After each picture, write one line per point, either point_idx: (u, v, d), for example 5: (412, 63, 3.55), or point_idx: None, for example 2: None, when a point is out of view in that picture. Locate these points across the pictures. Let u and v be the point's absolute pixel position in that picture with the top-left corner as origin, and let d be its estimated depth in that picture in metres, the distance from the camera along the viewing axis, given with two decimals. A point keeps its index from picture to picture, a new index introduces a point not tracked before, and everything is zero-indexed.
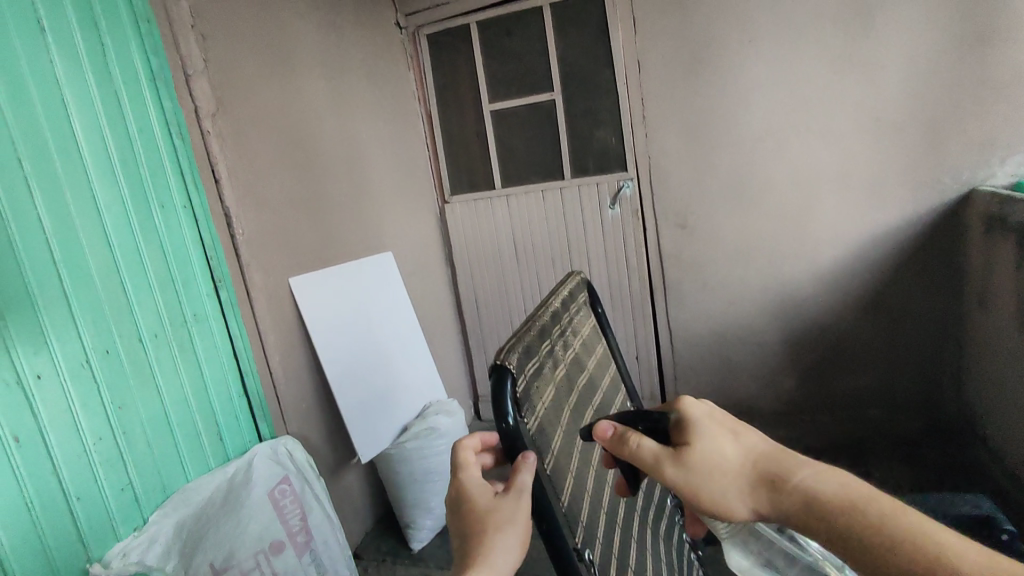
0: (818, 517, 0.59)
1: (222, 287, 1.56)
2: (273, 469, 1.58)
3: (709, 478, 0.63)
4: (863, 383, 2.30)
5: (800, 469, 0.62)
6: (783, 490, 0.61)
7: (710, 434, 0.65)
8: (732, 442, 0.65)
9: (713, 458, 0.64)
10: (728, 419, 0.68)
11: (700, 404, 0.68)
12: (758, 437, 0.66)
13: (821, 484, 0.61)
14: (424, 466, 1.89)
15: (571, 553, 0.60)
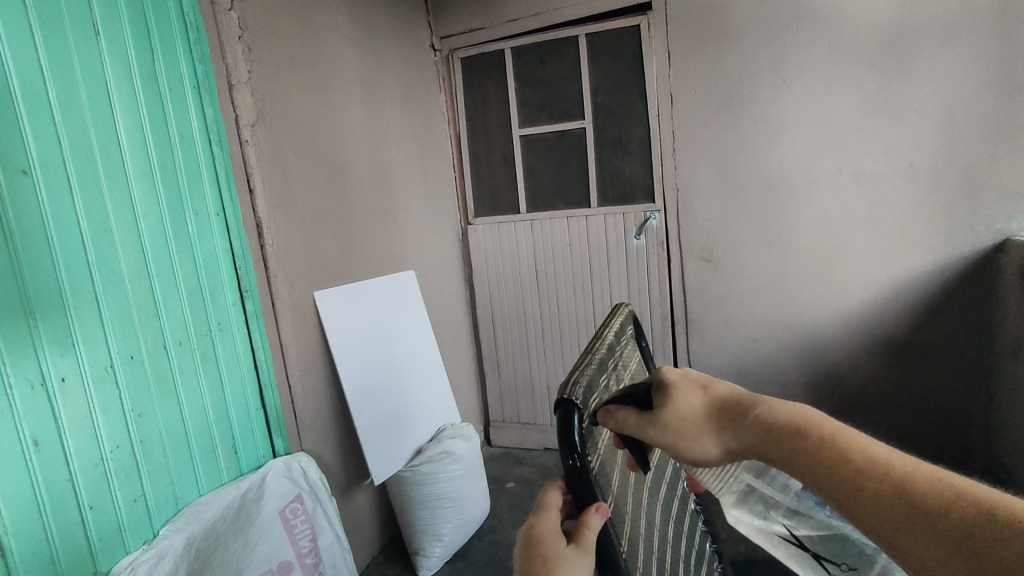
0: (784, 441, 0.52)
1: (248, 297, 1.55)
2: (285, 486, 1.55)
3: (673, 428, 0.58)
4: (887, 430, 2.24)
5: (767, 403, 0.56)
6: (742, 424, 0.56)
7: (676, 387, 0.60)
8: (699, 392, 0.60)
9: (671, 403, 0.59)
10: (700, 375, 0.63)
11: (673, 367, 0.63)
12: (728, 386, 0.61)
13: (791, 411, 0.54)
14: (437, 490, 1.84)
15: None
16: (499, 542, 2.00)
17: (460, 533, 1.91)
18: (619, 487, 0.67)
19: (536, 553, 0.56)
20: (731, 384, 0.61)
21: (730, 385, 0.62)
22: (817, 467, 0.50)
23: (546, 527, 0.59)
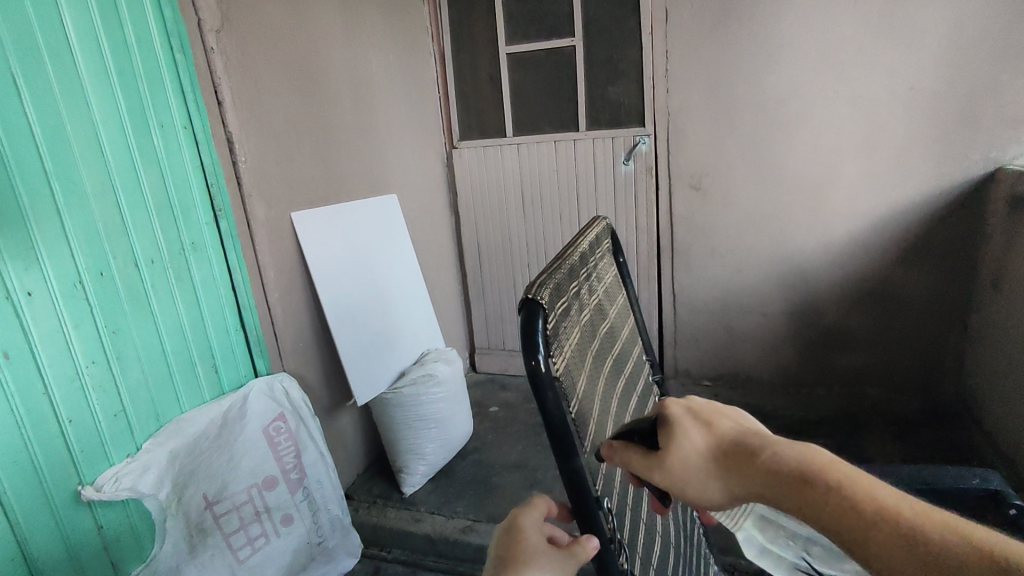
0: (793, 489, 0.46)
1: (222, 216, 1.50)
2: (267, 405, 1.56)
3: (676, 472, 0.52)
4: (862, 359, 2.29)
5: (776, 443, 0.49)
6: (748, 469, 0.49)
7: (678, 425, 0.53)
8: (703, 429, 0.53)
9: (671, 446, 0.52)
10: (707, 406, 0.55)
11: (678, 401, 0.55)
12: (739, 422, 0.53)
13: (799, 453, 0.47)
14: (419, 412, 1.87)
15: (590, 498, 0.58)
16: (481, 462, 2.05)
17: (442, 453, 1.96)
18: (586, 393, 0.66)
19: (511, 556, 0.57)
20: (741, 420, 0.53)
21: (740, 420, 0.54)
22: (833, 520, 0.44)
23: (529, 535, 0.59)
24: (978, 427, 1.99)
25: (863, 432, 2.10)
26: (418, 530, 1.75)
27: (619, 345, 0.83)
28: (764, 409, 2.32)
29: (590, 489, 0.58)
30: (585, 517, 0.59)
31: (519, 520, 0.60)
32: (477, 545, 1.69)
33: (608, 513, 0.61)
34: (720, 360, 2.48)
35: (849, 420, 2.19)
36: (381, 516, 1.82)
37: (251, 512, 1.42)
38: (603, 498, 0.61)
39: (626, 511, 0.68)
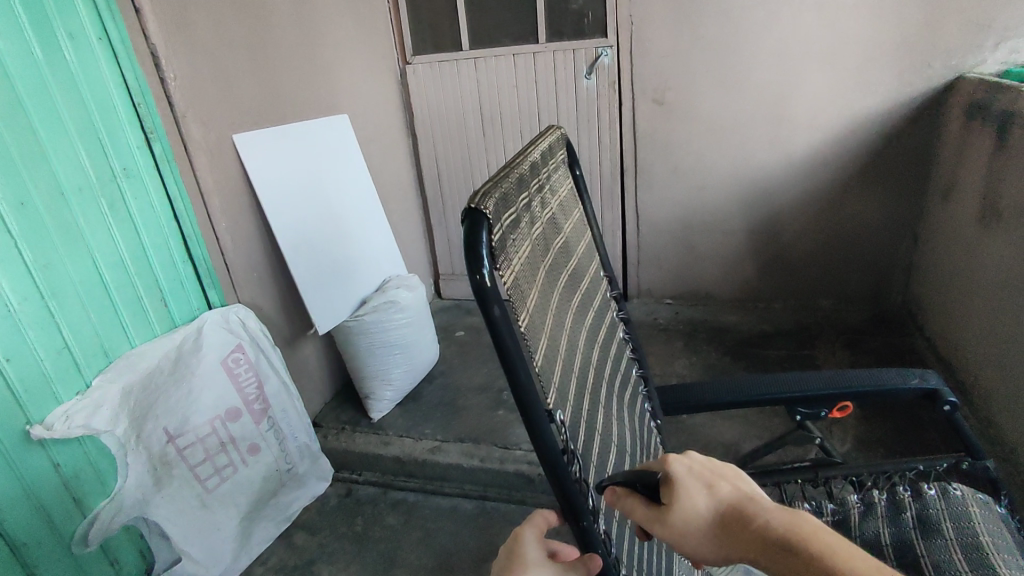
0: (779, 556, 0.53)
1: (154, 139, 1.39)
2: (223, 336, 1.51)
3: (677, 529, 0.58)
4: (817, 273, 2.35)
5: (767, 511, 0.56)
6: (740, 534, 0.56)
7: (681, 483, 0.59)
8: (704, 489, 0.59)
9: (676, 504, 0.58)
10: (709, 466, 0.61)
11: (683, 457, 0.62)
12: (737, 482, 0.60)
13: (787, 523, 0.54)
14: (383, 338, 1.86)
15: (540, 411, 0.57)
16: (448, 385, 2.07)
17: (408, 379, 1.98)
18: (538, 309, 0.64)
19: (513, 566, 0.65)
20: (737, 481, 0.60)
21: (738, 479, 0.60)
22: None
23: (528, 549, 0.66)
24: (921, 333, 2.09)
25: (815, 341, 2.19)
26: (387, 453, 1.78)
27: (575, 261, 0.82)
28: (723, 324, 2.39)
29: (539, 402, 0.57)
30: (534, 432, 0.57)
31: (518, 534, 0.68)
32: (446, 465, 1.73)
33: (561, 425, 0.61)
34: (682, 279, 2.51)
35: (803, 331, 2.27)
36: (350, 441, 1.84)
37: (216, 444, 1.44)
38: (555, 411, 0.60)
39: (581, 422, 0.69)
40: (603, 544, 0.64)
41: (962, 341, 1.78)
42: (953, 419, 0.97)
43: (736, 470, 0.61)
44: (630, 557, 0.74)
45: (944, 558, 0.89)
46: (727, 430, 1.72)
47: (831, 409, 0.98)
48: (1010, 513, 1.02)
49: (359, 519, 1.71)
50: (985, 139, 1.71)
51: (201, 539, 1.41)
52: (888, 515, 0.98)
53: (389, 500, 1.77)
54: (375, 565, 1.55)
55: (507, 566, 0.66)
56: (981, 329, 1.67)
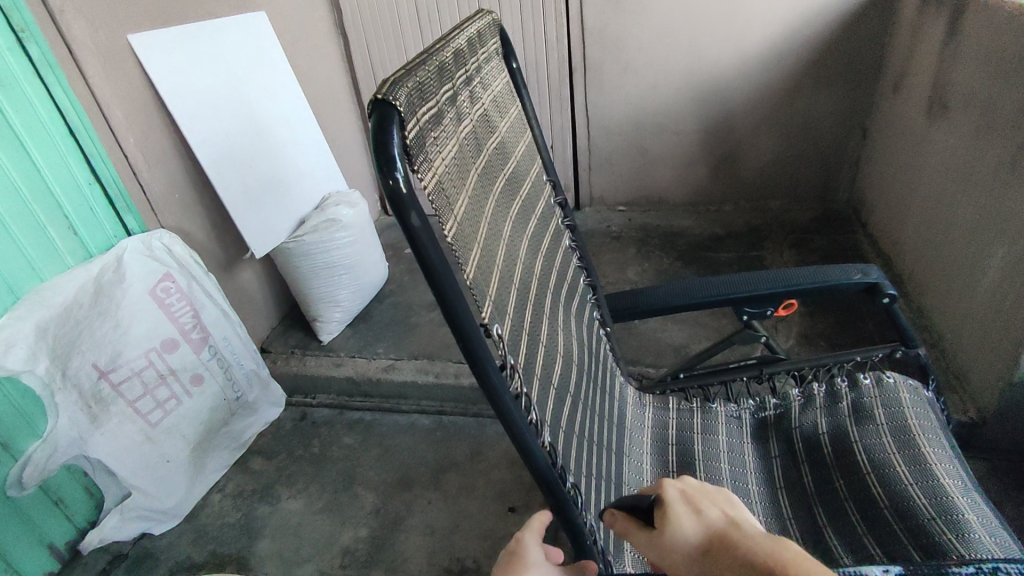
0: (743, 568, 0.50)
1: (29, 43, 1.20)
2: (147, 264, 1.39)
3: (667, 550, 0.57)
4: (767, 173, 2.34)
5: (745, 532, 0.53)
6: (718, 554, 0.53)
7: (670, 505, 0.60)
8: (692, 514, 0.58)
9: (664, 526, 0.58)
10: (703, 493, 0.60)
11: (677, 484, 0.62)
12: (728, 509, 0.57)
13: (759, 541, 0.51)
14: (326, 259, 1.78)
15: (475, 329, 0.52)
16: (399, 304, 2.02)
17: (357, 299, 1.93)
18: (470, 216, 0.59)
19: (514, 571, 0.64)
20: (727, 506, 0.57)
21: (731, 507, 0.58)
22: None
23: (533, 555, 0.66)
24: (865, 229, 2.14)
25: (764, 242, 2.22)
26: (340, 374, 1.75)
27: (513, 163, 0.76)
28: (676, 228, 2.38)
29: (473, 321, 0.52)
30: (470, 354, 0.53)
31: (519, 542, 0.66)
32: (401, 382, 1.72)
33: (497, 340, 0.57)
34: (635, 184, 2.47)
35: (753, 231, 2.29)
36: (300, 364, 1.80)
37: (154, 377, 1.37)
38: (491, 325, 0.57)
39: (523, 335, 0.66)
40: (547, 458, 0.63)
41: (903, 234, 1.82)
42: (890, 310, 0.99)
43: (730, 497, 0.59)
44: (576, 465, 0.73)
45: (876, 443, 0.93)
46: (678, 333, 1.75)
47: (776, 307, 0.98)
48: (936, 394, 1.07)
49: (316, 440, 1.71)
50: (938, 26, 1.66)
51: (149, 471, 1.38)
52: (826, 405, 1.02)
53: (345, 420, 1.77)
54: (335, 484, 1.57)
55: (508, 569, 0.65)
56: (921, 222, 1.70)
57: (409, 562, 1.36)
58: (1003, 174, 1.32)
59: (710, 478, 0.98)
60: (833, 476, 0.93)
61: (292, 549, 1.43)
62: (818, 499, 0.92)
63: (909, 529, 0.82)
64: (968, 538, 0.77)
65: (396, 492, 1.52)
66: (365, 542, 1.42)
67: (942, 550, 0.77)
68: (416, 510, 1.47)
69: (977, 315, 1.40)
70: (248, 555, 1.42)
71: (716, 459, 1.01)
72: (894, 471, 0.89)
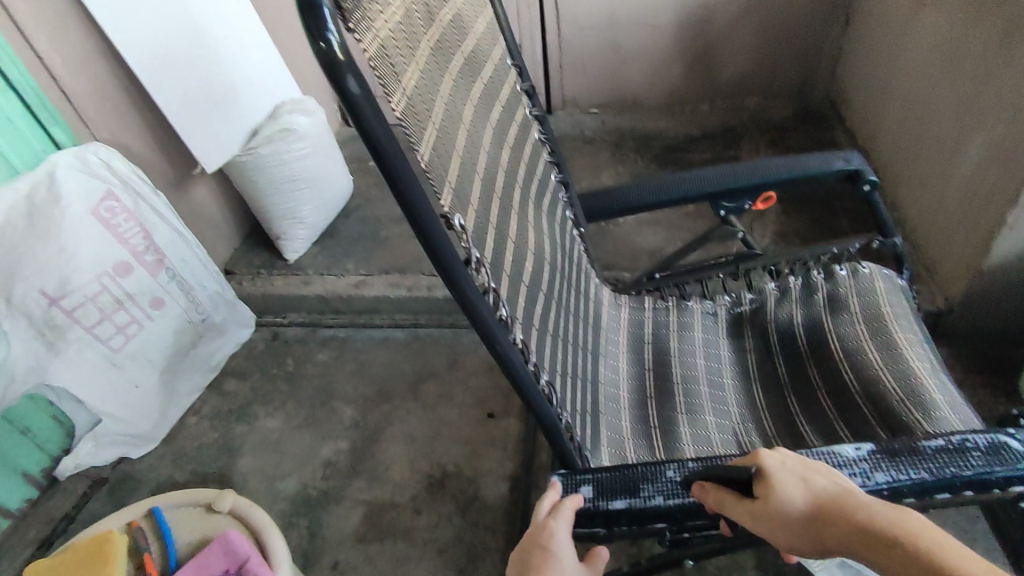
0: (878, 547, 0.52)
1: None
2: (85, 181, 1.27)
3: (774, 522, 0.57)
4: (745, 68, 2.24)
5: (867, 504, 0.54)
6: (840, 528, 0.54)
7: (775, 477, 0.58)
8: (800, 486, 0.57)
9: (771, 499, 0.57)
10: (804, 462, 0.60)
11: (776, 454, 0.60)
12: (835, 477, 0.58)
13: (891, 520, 0.52)
14: (285, 172, 1.68)
15: (433, 219, 0.48)
16: (366, 218, 1.94)
17: (322, 215, 1.84)
18: (423, 92, 0.53)
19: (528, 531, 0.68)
20: (835, 476, 0.58)
21: (835, 475, 0.59)
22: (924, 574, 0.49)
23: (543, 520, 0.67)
24: (843, 125, 2.08)
25: (740, 141, 2.16)
26: (310, 293, 1.70)
27: (473, 41, 0.69)
28: (651, 130, 2.29)
29: (431, 210, 0.47)
30: (429, 247, 0.49)
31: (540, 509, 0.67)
32: (373, 298, 1.68)
33: (460, 231, 0.53)
34: (608, 84, 2.35)
35: (729, 131, 2.22)
36: (267, 284, 1.74)
37: (110, 302, 1.30)
38: (451, 215, 0.53)
39: (489, 228, 0.61)
40: (519, 355, 0.60)
41: (882, 128, 1.77)
42: (871, 197, 0.96)
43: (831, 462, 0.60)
44: (551, 364, 0.72)
45: (851, 333, 0.93)
46: (653, 236, 1.72)
47: (754, 200, 0.94)
48: (908, 282, 1.06)
49: (290, 359, 1.69)
50: None
51: (118, 396, 1.35)
52: (801, 297, 1.01)
53: (318, 338, 1.74)
54: (312, 400, 1.57)
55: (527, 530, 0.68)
56: (901, 114, 1.65)
57: (391, 470, 1.38)
58: (991, 54, 1.26)
59: (686, 373, 0.98)
60: (806, 366, 0.94)
61: (274, 465, 1.44)
62: (791, 388, 0.93)
63: (878, 411, 0.83)
64: (933, 417, 0.79)
65: (375, 405, 1.53)
66: (347, 455, 1.43)
67: (907, 429, 0.79)
68: (396, 422, 1.48)
69: (951, 205, 1.39)
70: (230, 472, 1.43)
71: (691, 354, 1.01)
72: (868, 359, 0.89)
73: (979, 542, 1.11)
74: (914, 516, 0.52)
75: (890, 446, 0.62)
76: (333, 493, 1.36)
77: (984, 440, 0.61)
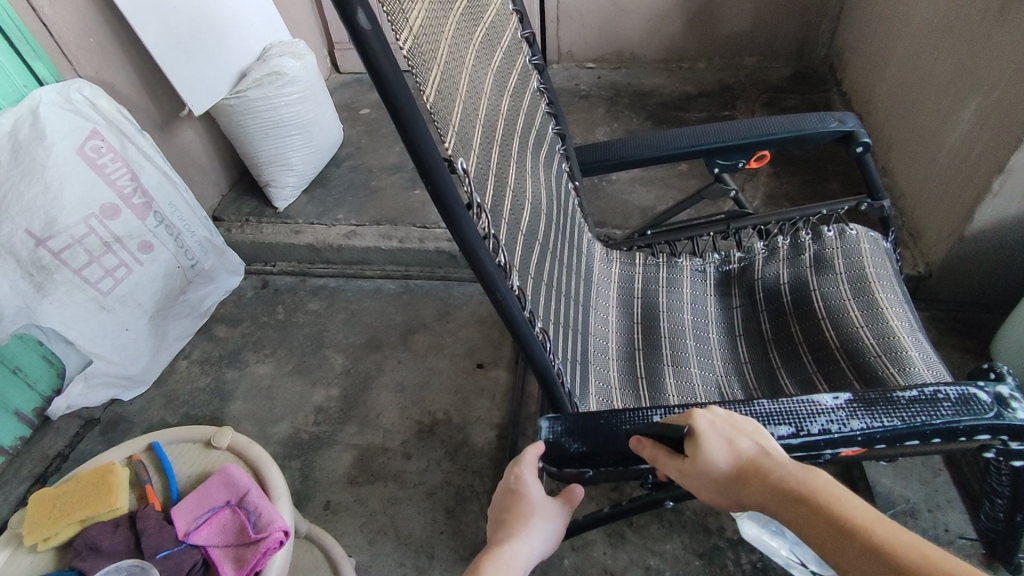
0: (782, 502, 0.57)
1: None
2: (70, 119, 1.23)
3: (699, 476, 0.62)
4: (745, 26, 2.20)
5: (780, 465, 0.59)
6: (754, 485, 0.59)
7: (703, 438, 0.62)
8: (725, 447, 0.61)
9: (697, 458, 0.61)
10: (733, 421, 0.63)
11: (706, 415, 0.63)
12: (758, 438, 0.62)
13: (797, 477, 0.57)
14: (274, 117, 1.65)
15: (438, 163, 0.48)
16: (357, 168, 1.91)
17: (312, 162, 1.82)
18: (426, 33, 0.53)
19: (504, 507, 0.74)
20: (758, 436, 0.61)
21: (760, 434, 0.62)
22: (814, 527, 0.54)
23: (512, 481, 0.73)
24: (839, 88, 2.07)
25: (736, 102, 2.14)
26: (300, 242, 1.69)
27: None
28: (647, 87, 2.26)
29: (435, 152, 0.48)
30: (432, 189, 0.49)
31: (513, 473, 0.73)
32: (363, 249, 1.67)
33: (463, 176, 0.53)
34: (606, 38, 2.30)
35: (726, 91, 2.20)
36: (256, 232, 1.73)
37: (97, 244, 1.28)
38: (455, 159, 0.53)
39: (489, 173, 0.61)
40: (515, 301, 0.61)
41: (877, 92, 1.77)
42: (861, 158, 0.96)
43: (757, 422, 0.63)
44: (545, 312, 0.73)
45: (833, 292, 0.96)
46: (645, 195, 1.73)
47: (749, 159, 0.95)
48: (893, 245, 1.08)
49: (280, 307, 1.69)
50: None
51: (107, 339, 1.35)
52: (789, 256, 1.03)
53: (309, 287, 1.74)
54: (303, 348, 1.58)
55: (506, 502, 0.74)
56: (897, 78, 1.65)
57: (382, 417, 1.42)
58: (992, 18, 1.24)
59: (674, 328, 1.00)
60: (789, 323, 0.96)
61: (266, 409, 1.46)
62: (774, 344, 0.96)
63: (855, 366, 0.87)
64: (906, 370, 0.83)
65: (365, 354, 1.55)
66: (338, 401, 1.46)
67: (882, 381, 0.83)
68: (386, 371, 1.51)
69: (941, 170, 1.40)
70: (222, 416, 1.46)
71: (679, 309, 1.03)
72: (849, 317, 0.92)
73: (941, 493, 1.17)
74: (816, 474, 0.57)
75: (866, 396, 0.65)
76: (325, 437, 1.39)
77: (955, 391, 0.64)
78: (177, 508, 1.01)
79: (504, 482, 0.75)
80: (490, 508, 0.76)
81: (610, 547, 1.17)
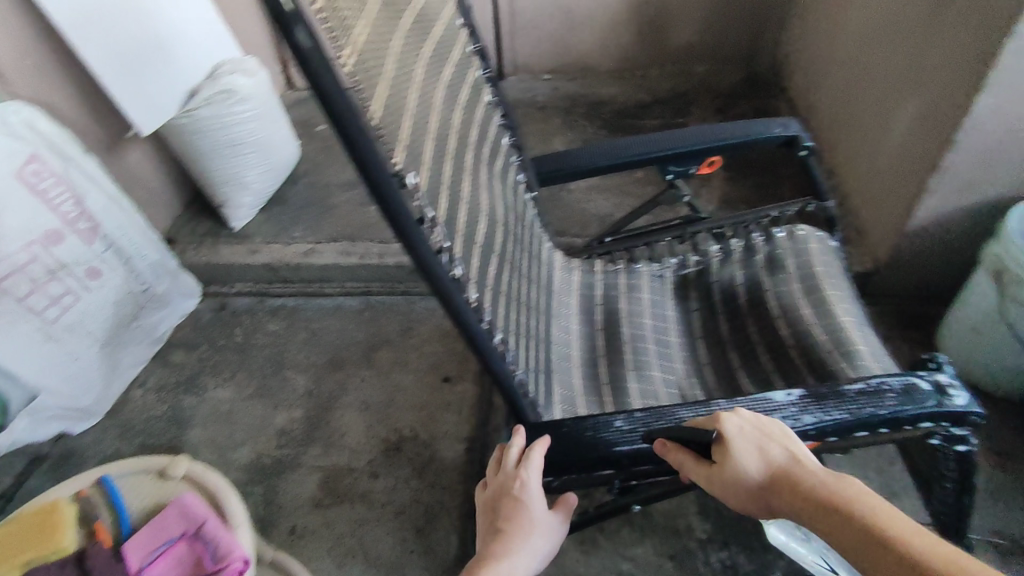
0: (815, 511, 0.58)
1: None
2: (7, 143, 1.19)
3: (728, 482, 0.63)
4: (694, 36, 2.27)
5: (813, 473, 0.60)
6: (786, 493, 0.61)
7: (732, 444, 0.62)
8: (755, 454, 0.62)
9: (726, 465, 0.62)
10: (762, 426, 0.63)
11: (735, 420, 0.63)
12: (788, 444, 0.63)
13: (830, 486, 0.58)
14: (227, 136, 1.61)
15: (386, 179, 0.48)
16: (315, 184, 1.89)
17: (268, 180, 1.79)
18: (370, 49, 0.53)
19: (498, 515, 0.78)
20: (788, 442, 0.63)
21: (788, 439, 0.63)
22: (851, 537, 0.55)
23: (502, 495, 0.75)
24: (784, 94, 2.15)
25: (688, 109, 2.20)
26: (257, 262, 1.66)
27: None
28: (602, 96, 2.30)
29: (383, 167, 0.48)
30: (382, 203, 0.49)
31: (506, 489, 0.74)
32: (323, 267, 1.65)
33: (413, 189, 0.53)
34: (560, 50, 2.34)
35: (678, 98, 2.26)
36: (212, 254, 1.69)
37: (41, 272, 1.23)
38: (405, 173, 0.53)
39: (440, 186, 0.61)
40: (473, 313, 0.61)
41: (819, 98, 1.84)
42: (806, 160, 1.00)
43: (783, 422, 0.64)
44: (504, 322, 0.74)
45: (786, 292, 0.99)
46: (603, 202, 1.75)
47: (699, 165, 0.97)
48: (840, 243, 1.13)
49: (239, 329, 1.65)
50: None
51: (55, 370, 1.29)
52: (742, 257, 1.06)
53: (268, 308, 1.70)
54: (263, 369, 1.54)
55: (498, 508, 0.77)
56: (837, 84, 1.72)
57: (347, 436, 1.39)
58: (921, 26, 1.31)
59: (634, 333, 1.02)
60: (745, 323, 0.99)
61: (226, 435, 1.42)
62: (731, 344, 0.98)
63: (809, 362, 0.90)
64: (857, 364, 0.86)
65: (328, 374, 1.52)
66: (302, 422, 1.43)
67: (834, 376, 0.86)
68: (351, 389, 1.48)
69: (882, 171, 1.47)
70: (180, 444, 1.41)
71: (639, 315, 1.05)
72: (802, 315, 0.95)
73: (896, 482, 1.21)
74: (851, 485, 0.58)
75: (818, 391, 0.67)
76: (289, 460, 1.36)
77: (899, 382, 0.67)
78: (134, 542, 0.98)
79: (496, 494, 0.77)
80: (483, 505, 0.80)
81: (582, 554, 1.17)
